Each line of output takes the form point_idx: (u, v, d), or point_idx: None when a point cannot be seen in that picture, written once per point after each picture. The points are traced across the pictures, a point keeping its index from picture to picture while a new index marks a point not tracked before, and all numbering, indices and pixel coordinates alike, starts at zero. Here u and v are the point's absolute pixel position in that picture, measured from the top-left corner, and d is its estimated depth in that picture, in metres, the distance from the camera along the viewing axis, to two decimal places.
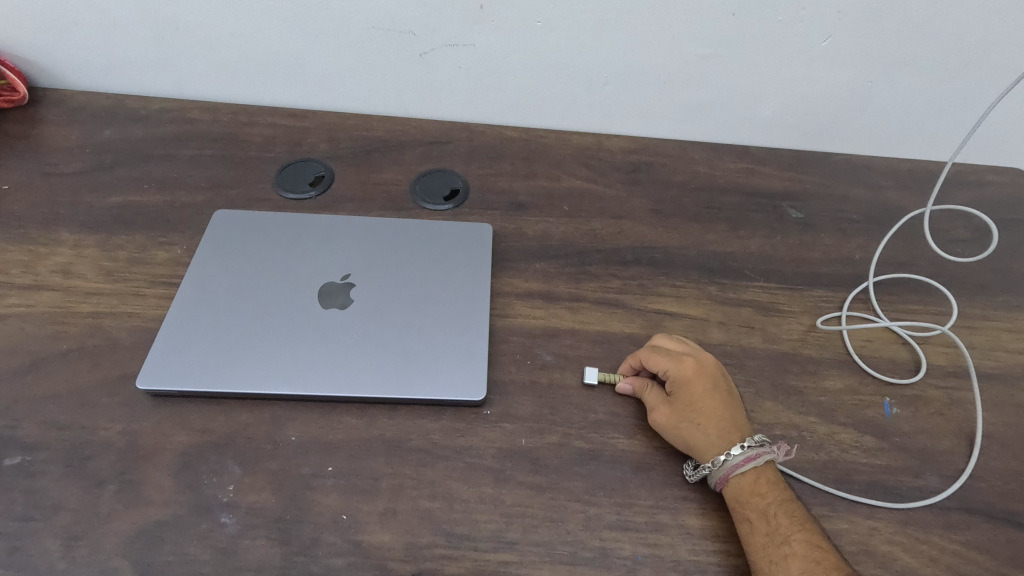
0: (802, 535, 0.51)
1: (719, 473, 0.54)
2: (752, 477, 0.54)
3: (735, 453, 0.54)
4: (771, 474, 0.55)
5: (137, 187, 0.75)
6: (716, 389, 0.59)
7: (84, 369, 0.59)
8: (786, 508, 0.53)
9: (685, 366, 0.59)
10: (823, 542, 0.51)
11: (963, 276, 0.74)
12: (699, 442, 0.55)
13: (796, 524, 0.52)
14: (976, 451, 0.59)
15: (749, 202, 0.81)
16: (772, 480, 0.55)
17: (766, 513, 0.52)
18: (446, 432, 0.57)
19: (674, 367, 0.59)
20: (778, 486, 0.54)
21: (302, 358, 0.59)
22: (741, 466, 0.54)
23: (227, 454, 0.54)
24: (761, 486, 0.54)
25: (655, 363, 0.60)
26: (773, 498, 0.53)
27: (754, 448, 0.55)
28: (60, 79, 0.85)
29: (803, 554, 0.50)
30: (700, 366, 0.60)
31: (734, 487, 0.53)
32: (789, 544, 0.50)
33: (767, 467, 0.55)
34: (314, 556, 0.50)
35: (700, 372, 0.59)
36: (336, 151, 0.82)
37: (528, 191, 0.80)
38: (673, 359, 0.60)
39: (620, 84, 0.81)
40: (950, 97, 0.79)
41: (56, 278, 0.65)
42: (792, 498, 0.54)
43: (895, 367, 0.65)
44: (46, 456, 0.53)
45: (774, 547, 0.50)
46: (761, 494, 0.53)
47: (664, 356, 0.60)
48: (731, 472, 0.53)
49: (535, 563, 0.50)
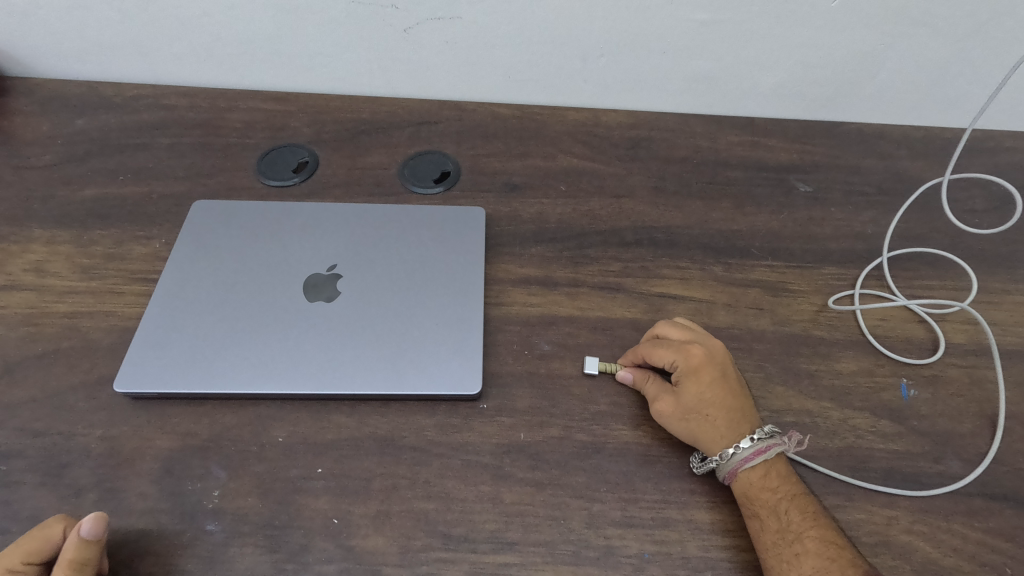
0: (815, 531, 0.49)
1: (727, 467, 0.51)
2: (761, 472, 0.52)
3: (744, 446, 0.52)
4: (780, 468, 0.53)
5: (112, 179, 0.72)
6: (725, 379, 0.56)
7: (61, 372, 0.56)
8: (798, 504, 0.50)
9: (692, 356, 0.56)
10: (838, 537, 0.49)
11: (981, 248, 0.70)
12: (706, 435, 0.53)
13: (808, 520, 0.50)
14: (999, 433, 0.56)
15: (754, 177, 0.77)
16: (782, 474, 0.52)
17: (777, 509, 0.50)
18: (440, 428, 0.54)
19: (680, 358, 0.56)
20: (788, 480, 0.52)
21: (289, 355, 0.56)
22: (750, 460, 0.51)
23: (211, 458, 0.52)
24: (771, 481, 0.51)
25: (660, 357, 0.56)
26: (783, 494, 0.51)
27: (764, 441, 0.53)
28: (28, 68, 0.81)
29: (817, 551, 0.48)
30: (708, 356, 0.57)
31: (743, 481, 0.51)
32: (802, 541, 0.48)
33: (777, 460, 0.53)
34: (304, 563, 0.47)
35: (708, 362, 0.56)
36: (320, 135, 0.78)
37: (523, 171, 0.76)
38: (679, 350, 0.57)
39: (616, 55, 0.76)
40: (968, 59, 0.74)
41: (29, 277, 0.62)
42: (803, 492, 0.52)
43: (911, 347, 0.62)
44: (21, 465, 0.51)
45: (785, 544, 0.48)
46: (771, 489, 0.51)
47: (668, 347, 0.57)
48: (740, 467, 0.51)
49: (537, 564, 0.48)
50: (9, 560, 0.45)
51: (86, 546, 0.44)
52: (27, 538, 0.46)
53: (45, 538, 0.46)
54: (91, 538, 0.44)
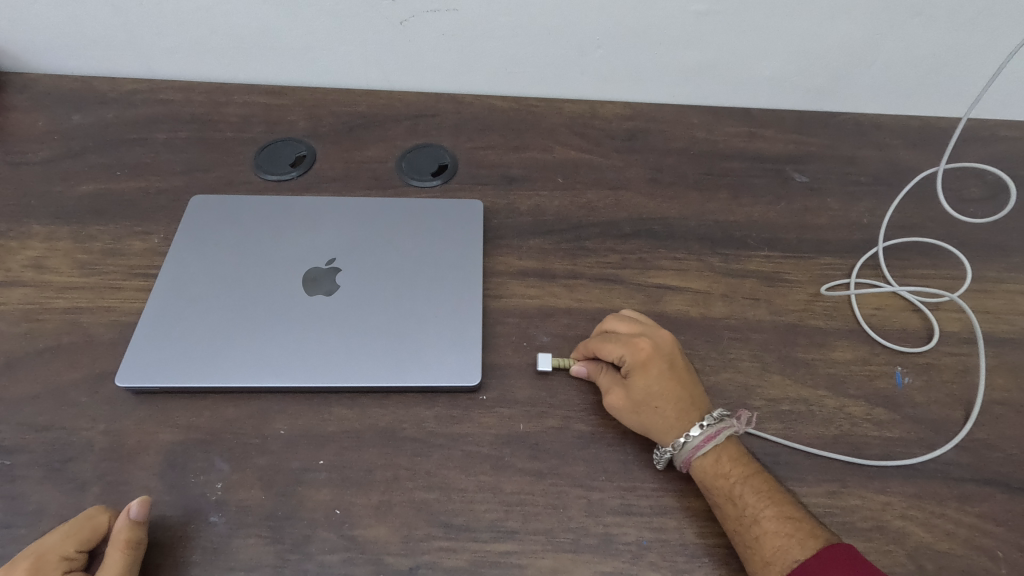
0: (772, 510, 0.49)
1: (681, 456, 0.51)
2: (713, 458, 0.51)
3: (694, 434, 0.52)
4: (732, 450, 0.52)
5: (109, 174, 0.72)
6: (674, 370, 0.55)
7: (63, 368, 0.56)
8: (752, 485, 0.50)
9: (640, 349, 0.55)
10: (796, 512, 0.49)
11: (975, 237, 0.71)
12: (658, 427, 0.53)
13: (764, 500, 0.49)
14: (975, 412, 0.57)
15: (751, 167, 0.77)
16: (734, 457, 0.52)
17: (733, 495, 0.49)
18: (441, 420, 0.55)
19: (628, 352, 0.55)
20: (741, 461, 0.52)
21: (289, 349, 0.57)
22: (701, 447, 0.51)
23: (214, 451, 0.52)
24: (723, 466, 0.51)
25: (608, 352, 0.56)
26: (737, 477, 0.51)
27: (713, 426, 0.52)
28: (23, 63, 0.80)
29: (777, 529, 0.48)
30: (656, 348, 0.56)
31: (697, 471, 0.51)
32: (760, 524, 0.48)
33: (729, 444, 0.53)
34: (307, 554, 0.48)
35: (655, 355, 0.55)
36: (317, 129, 0.78)
37: (520, 163, 0.76)
38: (627, 344, 0.56)
39: (614, 47, 0.76)
40: (964, 49, 0.74)
41: (29, 274, 0.63)
42: (756, 472, 0.51)
43: (906, 335, 0.63)
44: (26, 459, 0.51)
45: (745, 529, 0.48)
46: (725, 474, 0.51)
47: (616, 342, 0.56)
48: (693, 455, 0.51)
49: (537, 552, 0.48)
50: (58, 549, 0.45)
51: (137, 527, 0.47)
52: (71, 528, 0.47)
53: (92, 528, 0.47)
54: (140, 519, 0.47)
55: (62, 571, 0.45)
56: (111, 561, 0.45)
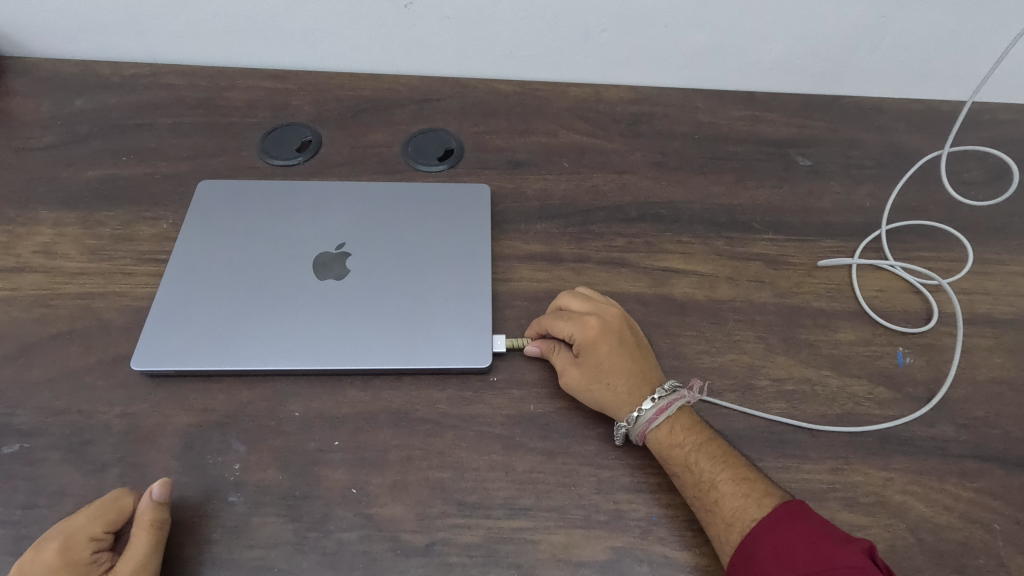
0: (727, 473, 0.51)
1: (636, 430, 0.53)
2: (667, 428, 0.53)
3: (647, 407, 0.53)
4: (685, 420, 0.54)
5: (115, 160, 0.72)
6: (624, 346, 0.56)
7: (77, 352, 0.57)
8: (706, 452, 0.52)
9: (589, 327, 0.56)
10: (749, 472, 0.51)
11: (976, 220, 0.72)
12: (612, 403, 0.54)
13: (719, 465, 0.51)
14: (947, 384, 0.59)
15: (755, 151, 0.77)
16: (687, 426, 0.53)
17: (689, 462, 0.51)
18: (453, 401, 0.56)
19: (578, 330, 0.56)
20: (694, 430, 0.53)
21: (301, 331, 0.57)
22: (654, 419, 0.52)
23: (230, 433, 0.53)
24: (677, 436, 0.52)
25: (560, 329, 0.57)
26: (691, 444, 0.52)
27: (665, 398, 0.54)
28: (24, 47, 0.80)
29: (733, 491, 0.49)
30: (605, 325, 0.57)
31: (653, 443, 0.52)
32: (717, 487, 0.50)
33: (682, 414, 0.54)
34: (326, 531, 0.49)
35: (605, 332, 0.56)
36: (322, 113, 0.78)
37: (526, 147, 0.76)
38: (577, 322, 0.57)
39: (620, 30, 0.76)
40: (968, 32, 0.74)
41: (39, 259, 0.63)
42: (709, 438, 0.53)
43: (907, 317, 0.64)
44: (45, 442, 0.52)
45: (704, 494, 0.50)
46: (679, 443, 0.52)
47: (567, 320, 0.57)
48: (647, 428, 0.52)
49: (550, 528, 0.50)
50: (84, 530, 0.46)
51: (160, 507, 0.47)
52: (97, 509, 0.47)
53: (117, 508, 0.48)
54: (162, 500, 0.48)
55: (91, 551, 0.46)
56: (138, 540, 0.46)
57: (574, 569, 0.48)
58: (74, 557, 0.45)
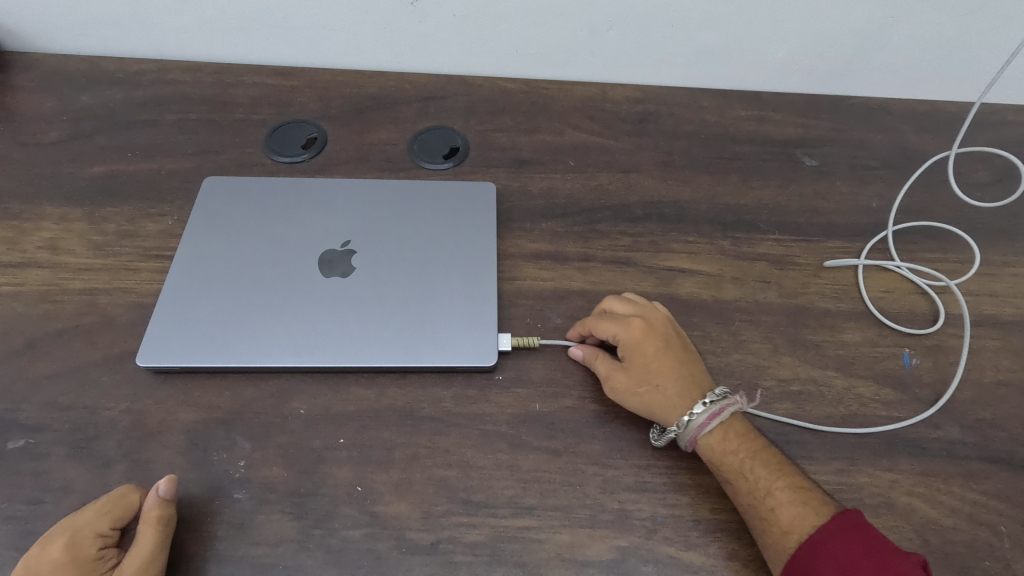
0: (782, 481, 0.50)
1: (686, 436, 0.52)
2: (720, 435, 0.52)
3: (698, 411, 0.52)
4: (738, 427, 0.53)
5: (120, 156, 0.72)
6: (670, 348, 0.56)
7: (82, 348, 0.57)
8: (760, 459, 0.51)
9: (634, 327, 0.56)
10: (804, 481, 0.51)
11: (982, 221, 0.72)
12: (661, 406, 0.53)
13: (774, 472, 0.51)
14: (953, 385, 0.59)
15: (761, 151, 0.77)
16: (740, 433, 0.53)
17: (744, 469, 0.51)
18: (458, 399, 0.56)
19: (622, 330, 0.56)
20: (746, 437, 0.53)
21: (307, 328, 0.57)
22: (706, 425, 0.52)
23: (235, 430, 0.53)
24: (731, 443, 0.52)
25: (604, 330, 0.57)
26: (745, 452, 0.52)
27: (717, 403, 0.53)
28: (29, 43, 0.80)
29: (790, 499, 0.49)
30: (650, 326, 0.56)
31: (705, 449, 0.52)
32: (773, 495, 0.49)
33: (733, 421, 0.54)
34: (331, 529, 0.49)
35: (649, 333, 0.56)
36: (327, 110, 0.78)
37: (531, 146, 0.76)
38: (621, 323, 0.57)
39: (626, 28, 0.76)
40: (975, 33, 0.74)
41: (44, 255, 0.63)
42: (763, 445, 0.53)
43: (914, 318, 0.64)
44: (50, 438, 0.52)
45: (759, 501, 0.49)
46: (733, 450, 0.52)
47: (612, 320, 0.57)
48: (699, 434, 0.52)
49: (556, 527, 0.50)
50: (91, 526, 0.46)
51: (167, 504, 0.48)
52: (104, 505, 0.47)
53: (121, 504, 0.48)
54: (169, 496, 0.48)
55: (97, 547, 0.46)
56: (144, 537, 0.46)
57: (579, 568, 0.48)
58: (80, 554, 0.45)
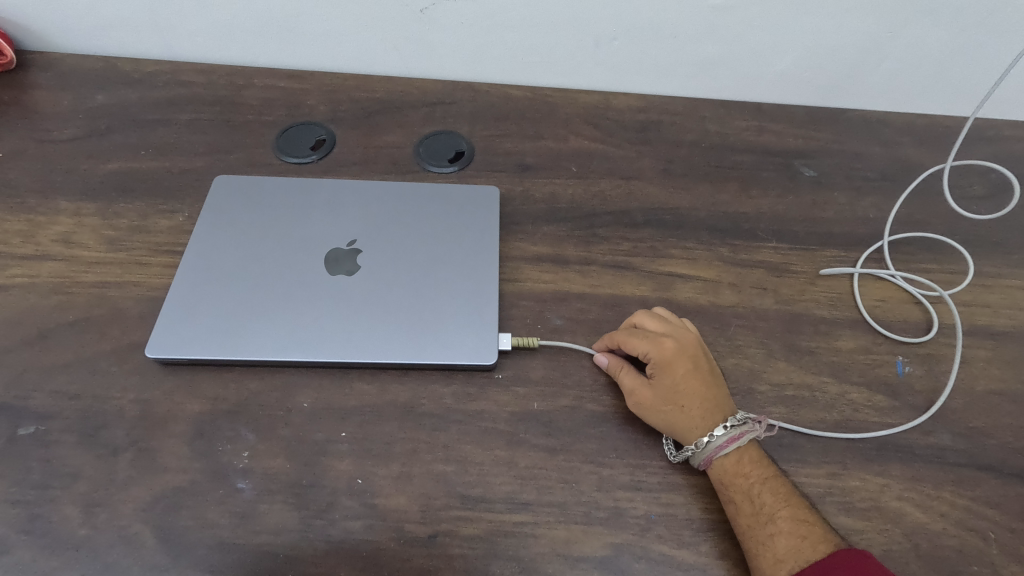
0: (787, 511, 0.51)
1: (702, 455, 0.53)
2: (734, 458, 0.53)
3: (717, 434, 0.53)
4: (753, 453, 0.54)
5: (134, 153, 0.73)
6: (697, 370, 0.57)
7: (93, 339, 0.58)
8: (770, 487, 0.52)
9: (665, 347, 0.57)
10: (810, 515, 0.51)
11: (978, 234, 0.73)
12: (683, 425, 0.54)
13: (780, 501, 0.51)
14: (945, 394, 0.60)
15: (761, 161, 0.79)
16: (754, 459, 0.54)
17: (751, 493, 0.51)
18: (458, 396, 0.57)
19: (653, 349, 0.57)
20: (761, 464, 0.54)
21: (312, 323, 0.59)
22: (723, 447, 0.53)
23: (239, 421, 0.55)
24: (744, 467, 0.53)
25: (635, 346, 0.57)
26: (757, 478, 0.52)
27: (736, 428, 0.54)
28: (48, 43, 0.82)
29: (791, 530, 0.50)
30: (681, 347, 0.57)
31: (717, 469, 0.53)
32: (775, 523, 0.50)
33: (750, 447, 0.54)
34: (331, 520, 0.50)
35: (681, 354, 0.57)
36: (336, 113, 0.80)
37: (535, 151, 0.78)
38: (653, 341, 0.57)
39: (629, 39, 0.78)
40: (972, 49, 0.76)
41: (58, 248, 0.64)
42: (776, 474, 0.53)
43: (907, 327, 0.65)
44: (60, 425, 0.53)
45: (760, 526, 0.50)
46: (745, 474, 0.52)
47: (643, 338, 0.58)
48: (714, 455, 0.53)
49: (550, 523, 0.51)
50: None
51: None
52: None
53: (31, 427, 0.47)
54: None
55: None
56: None
57: (574, 564, 0.49)
58: None
